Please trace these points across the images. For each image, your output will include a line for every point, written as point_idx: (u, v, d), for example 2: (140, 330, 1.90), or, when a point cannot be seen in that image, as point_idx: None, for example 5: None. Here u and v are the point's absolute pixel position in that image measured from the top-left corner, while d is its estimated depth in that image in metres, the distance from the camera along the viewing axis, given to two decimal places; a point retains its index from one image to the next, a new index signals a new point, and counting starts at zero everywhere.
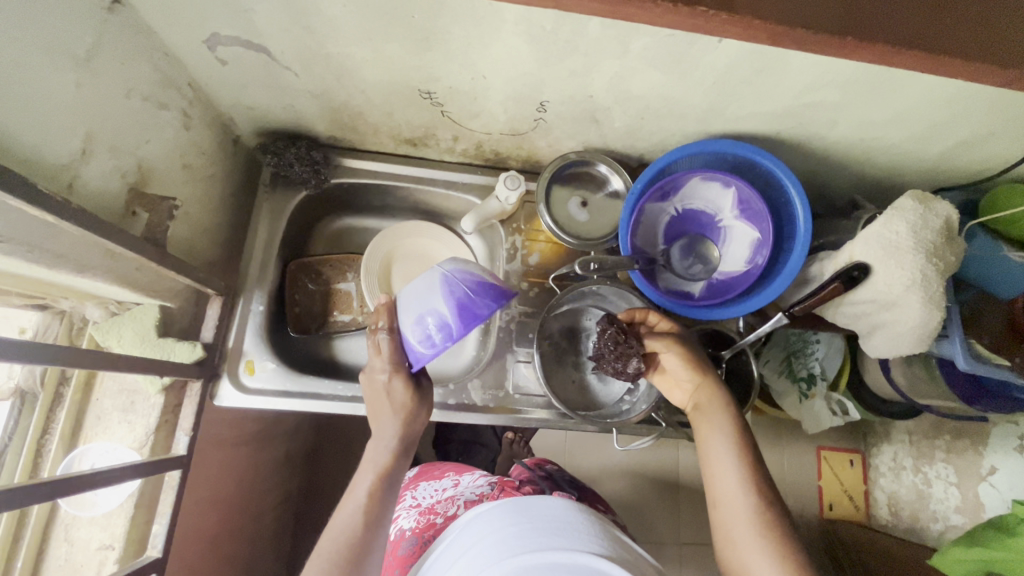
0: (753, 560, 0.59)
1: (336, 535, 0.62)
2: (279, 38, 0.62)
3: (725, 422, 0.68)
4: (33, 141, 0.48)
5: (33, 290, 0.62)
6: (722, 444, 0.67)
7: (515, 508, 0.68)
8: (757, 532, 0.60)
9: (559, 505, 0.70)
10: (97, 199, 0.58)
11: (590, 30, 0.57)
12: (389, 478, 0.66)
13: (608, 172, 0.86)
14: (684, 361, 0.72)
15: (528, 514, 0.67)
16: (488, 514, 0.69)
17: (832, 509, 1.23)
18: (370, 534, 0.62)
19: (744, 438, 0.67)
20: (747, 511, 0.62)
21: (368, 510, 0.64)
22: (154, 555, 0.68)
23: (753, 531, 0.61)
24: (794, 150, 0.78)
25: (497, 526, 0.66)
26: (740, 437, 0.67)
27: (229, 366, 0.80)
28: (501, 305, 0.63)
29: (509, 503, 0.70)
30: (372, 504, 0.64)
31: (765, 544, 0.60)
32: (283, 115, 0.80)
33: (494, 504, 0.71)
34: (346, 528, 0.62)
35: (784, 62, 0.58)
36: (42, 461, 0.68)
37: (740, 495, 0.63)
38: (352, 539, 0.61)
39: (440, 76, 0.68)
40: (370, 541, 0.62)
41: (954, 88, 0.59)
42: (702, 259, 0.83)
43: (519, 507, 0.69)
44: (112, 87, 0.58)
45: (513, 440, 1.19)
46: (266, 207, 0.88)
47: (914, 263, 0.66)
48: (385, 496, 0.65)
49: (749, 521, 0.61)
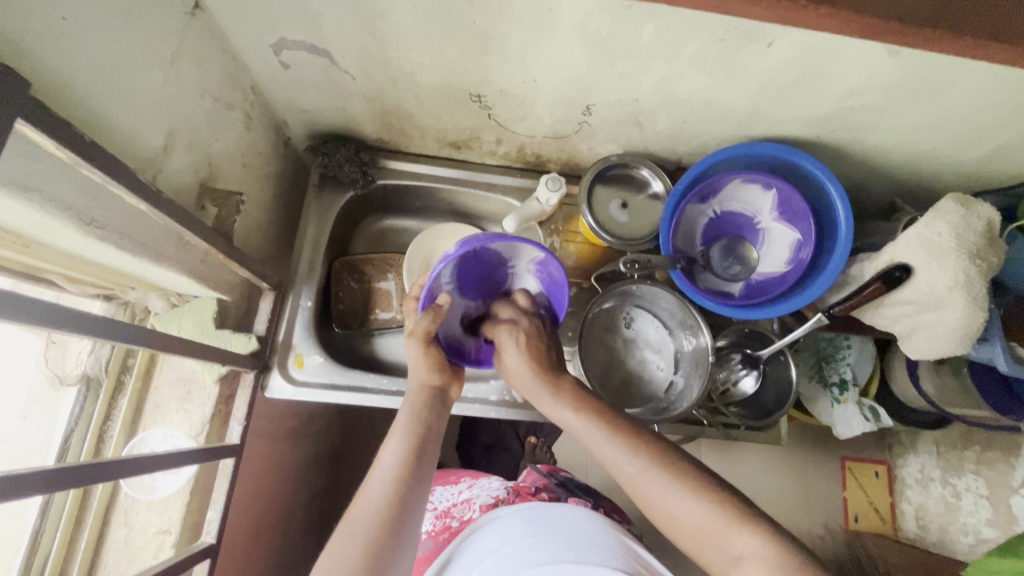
0: (674, 506, 0.55)
1: (362, 517, 0.54)
2: (343, 43, 0.65)
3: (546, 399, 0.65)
4: (127, 134, 0.52)
5: (107, 280, 0.65)
6: (580, 419, 0.63)
7: (530, 518, 0.69)
8: (661, 481, 0.56)
9: (575, 515, 0.71)
10: (175, 191, 0.61)
11: (644, 35, 0.59)
12: (420, 450, 0.60)
13: (649, 176, 0.88)
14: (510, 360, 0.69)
15: (546, 525, 0.68)
16: (504, 525, 0.70)
17: (858, 521, 1.21)
18: (402, 511, 0.55)
19: (567, 396, 0.65)
20: (643, 467, 0.58)
21: (399, 487, 0.56)
22: (208, 540, 0.70)
23: (658, 479, 0.57)
24: (833, 154, 0.79)
25: (514, 536, 0.67)
26: (583, 403, 0.64)
27: (279, 359, 0.83)
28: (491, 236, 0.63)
29: (526, 512, 0.71)
30: (403, 479, 0.57)
31: (679, 486, 0.56)
32: (335, 118, 0.83)
33: (511, 514, 0.72)
34: (372, 508, 0.54)
35: (832, 65, 0.60)
36: (104, 445, 0.71)
37: (625, 458, 0.59)
38: (385, 517, 0.54)
39: (493, 80, 0.71)
40: (403, 518, 0.55)
41: (999, 90, 0.60)
42: (741, 259, 0.84)
43: (538, 517, 0.69)
44: (191, 86, 0.61)
45: (536, 445, 1.16)
46: (314, 207, 0.91)
47: (958, 264, 0.67)
48: (417, 471, 0.58)
49: (653, 474, 0.57)
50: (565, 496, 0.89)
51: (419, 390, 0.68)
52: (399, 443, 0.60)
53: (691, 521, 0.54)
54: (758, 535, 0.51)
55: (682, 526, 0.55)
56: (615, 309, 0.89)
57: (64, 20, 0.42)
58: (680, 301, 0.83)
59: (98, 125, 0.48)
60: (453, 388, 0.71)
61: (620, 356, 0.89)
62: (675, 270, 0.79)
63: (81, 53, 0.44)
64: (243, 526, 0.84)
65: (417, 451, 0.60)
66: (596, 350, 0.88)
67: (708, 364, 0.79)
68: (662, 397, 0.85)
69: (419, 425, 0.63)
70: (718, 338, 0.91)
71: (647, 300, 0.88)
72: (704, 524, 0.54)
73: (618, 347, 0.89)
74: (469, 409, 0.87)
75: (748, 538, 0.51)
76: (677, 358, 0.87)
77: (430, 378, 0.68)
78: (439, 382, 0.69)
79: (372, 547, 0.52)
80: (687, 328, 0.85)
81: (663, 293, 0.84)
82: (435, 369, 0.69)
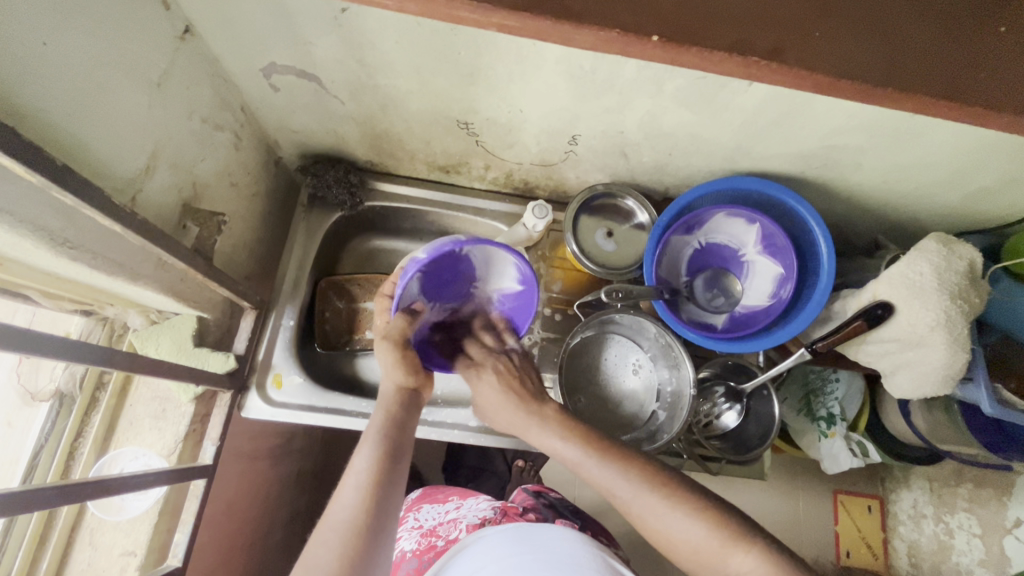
0: (670, 530, 0.54)
1: (336, 525, 0.51)
2: (332, 69, 0.66)
3: (538, 422, 0.63)
4: (107, 157, 0.53)
5: (84, 296, 0.65)
6: (576, 449, 0.60)
7: (518, 537, 0.69)
8: (656, 505, 0.55)
9: (565, 538, 0.69)
10: (156, 210, 0.62)
11: (627, 71, 0.60)
12: (394, 453, 0.56)
13: (635, 206, 0.88)
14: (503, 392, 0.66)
15: (530, 544, 0.67)
16: (489, 543, 0.69)
17: (849, 556, 1.15)
18: (377, 517, 0.51)
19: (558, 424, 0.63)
20: (636, 493, 0.56)
21: (374, 496, 0.52)
22: (175, 563, 0.70)
23: (652, 503, 0.55)
24: (817, 190, 0.80)
25: (498, 556, 0.66)
26: (574, 429, 0.62)
27: (258, 379, 0.83)
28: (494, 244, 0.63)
29: (512, 531, 0.70)
30: (376, 486, 0.53)
31: (672, 508, 0.55)
32: (325, 139, 0.84)
33: (497, 532, 0.71)
34: (347, 514, 0.51)
35: (812, 106, 0.60)
36: (73, 464, 0.70)
37: (620, 485, 0.57)
38: (359, 523, 0.50)
39: (480, 108, 0.72)
40: (380, 526, 0.51)
41: (977, 136, 0.61)
42: (724, 291, 0.85)
43: (522, 536, 0.69)
44: (178, 108, 0.62)
45: (523, 470, 1.12)
46: (303, 226, 0.92)
47: (938, 305, 0.67)
48: (391, 477, 0.54)
49: (648, 500, 0.55)
50: (552, 518, 0.85)
51: (392, 393, 0.62)
52: (372, 449, 0.56)
53: (687, 544, 0.54)
54: (756, 555, 0.52)
55: (680, 545, 0.54)
56: (598, 336, 0.89)
57: (45, 45, 0.43)
58: (663, 332, 0.83)
59: (75, 147, 0.49)
60: (428, 389, 0.66)
61: (600, 384, 0.88)
62: (658, 301, 0.79)
63: (58, 76, 0.45)
64: (216, 545, 0.83)
65: (391, 455, 0.56)
66: (577, 378, 0.88)
67: (687, 398, 0.80)
68: (642, 426, 0.85)
69: (391, 429, 0.59)
70: (701, 369, 0.91)
71: (630, 328, 0.88)
72: (701, 546, 0.53)
73: (599, 376, 0.88)
74: (452, 435, 0.86)
75: (744, 557, 0.52)
76: (658, 390, 0.87)
77: (404, 379, 0.63)
78: (414, 383, 0.64)
79: (348, 555, 0.49)
80: (669, 359, 0.84)
81: (645, 322, 0.84)
82: (407, 372, 0.63)
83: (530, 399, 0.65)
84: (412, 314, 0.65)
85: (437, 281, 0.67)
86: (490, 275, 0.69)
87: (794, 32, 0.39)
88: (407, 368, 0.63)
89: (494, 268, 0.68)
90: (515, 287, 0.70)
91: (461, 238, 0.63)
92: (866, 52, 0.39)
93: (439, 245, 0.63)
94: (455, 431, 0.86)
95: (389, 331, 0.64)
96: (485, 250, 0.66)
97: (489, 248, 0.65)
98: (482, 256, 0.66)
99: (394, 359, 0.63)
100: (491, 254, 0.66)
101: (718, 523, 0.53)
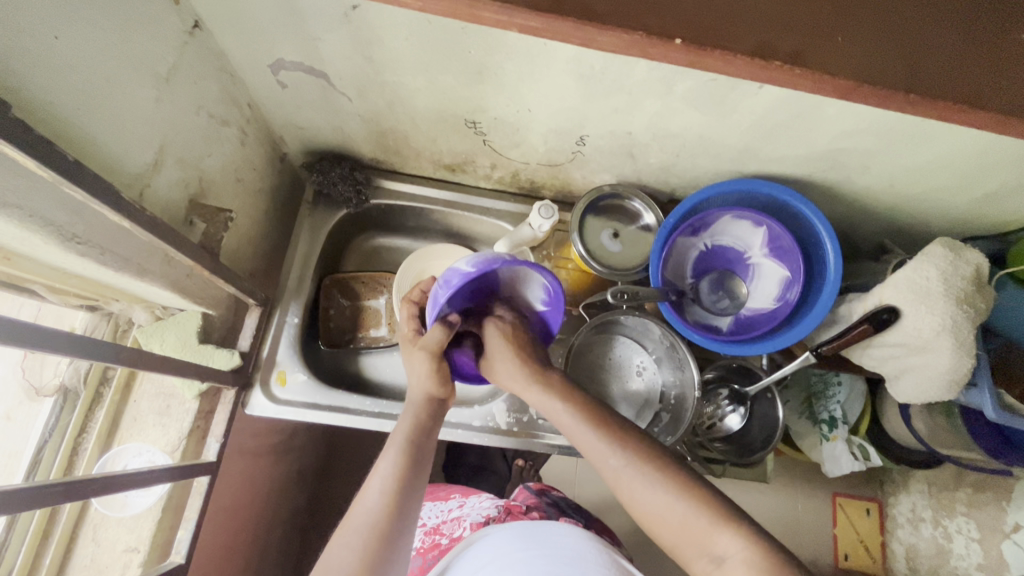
0: (653, 502, 0.54)
1: (359, 526, 0.51)
2: (339, 65, 0.66)
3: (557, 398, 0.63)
4: (116, 151, 0.52)
5: (89, 291, 0.65)
6: (575, 414, 0.61)
7: (522, 534, 0.69)
8: (645, 476, 0.55)
9: (568, 532, 0.70)
10: (163, 206, 0.62)
11: (637, 71, 0.60)
12: (418, 459, 0.57)
13: (641, 207, 0.88)
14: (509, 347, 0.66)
15: (536, 540, 0.68)
16: (494, 540, 0.69)
17: (848, 559, 1.16)
18: (400, 521, 0.52)
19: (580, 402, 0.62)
20: (628, 461, 0.56)
21: (397, 498, 0.53)
22: (177, 560, 0.70)
23: (642, 474, 0.55)
24: (824, 193, 0.80)
25: (504, 552, 0.66)
26: (577, 398, 0.63)
27: (262, 376, 0.82)
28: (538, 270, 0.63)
29: (517, 526, 0.71)
30: (400, 489, 0.53)
31: (663, 483, 0.54)
32: (331, 136, 0.84)
33: (501, 529, 0.71)
34: (371, 517, 0.52)
35: (822, 109, 0.60)
36: (77, 459, 0.70)
37: (610, 453, 0.57)
38: (383, 526, 0.51)
39: (487, 107, 0.72)
40: (401, 529, 0.52)
41: (986, 141, 0.61)
42: (730, 293, 0.85)
43: (528, 532, 0.69)
44: (186, 103, 0.61)
45: (522, 468, 1.14)
46: (307, 223, 0.92)
47: (944, 309, 0.67)
48: (415, 483, 0.55)
49: (638, 470, 0.55)
50: (556, 516, 0.86)
51: (423, 401, 0.62)
52: (398, 452, 0.56)
53: (674, 519, 0.53)
54: (741, 535, 0.50)
55: (665, 522, 0.53)
56: (603, 337, 0.89)
57: (56, 39, 0.43)
58: (668, 333, 0.83)
59: (83, 141, 0.48)
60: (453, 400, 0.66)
61: (604, 385, 0.88)
62: (664, 303, 0.78)
63: (67, 71, 0.45)
64: (217, 541, 0.82)
65: (416, 459, 0.57)
66: (582, 378, 0.88)
67: (692, 399, 0.80)
68: (645, 428, 0.85)
69: (419, 435, 0.59)
70: (706, 370, 0.92)
71: (635, 329, 0.88)
72: (687, 521, 0.52)
73: (603, 377, 0.88)
74: (456, 434, 0.86)
75: (730, 538, 0.50)
76: (663, 392, 0.87)
77: (436, 390, 0.62)
78: (443, 394, 0.63)
79: (371, 557, 0.50)
80: (673, 360, 0.84)
81: (651, 323, 0.84)
82: (443, 383, 0.63)
83: (532, 362, 0.66)
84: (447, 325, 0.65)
85: (469, 294, 0.67)
86: (519, 293, 0.69)
87: (812, 35, 0.39)
88: (439, 379, 0.63)
89: (525, 289, 0.68)
90: (542, 308, 0.70)
91: (496, 257, 0.62)
92: (884, 57, 0.39)
93: (478, 261, 0.63)
94: (458, 429, 0.86)
95: (423, 341, 0.63)
96: (517, 270, 0.65)
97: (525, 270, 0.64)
98: (514, 275, 0.66)
99: (432, 364, 0.62)
100: (523, 274, 0.65)
101: (705, 502, 0.53)
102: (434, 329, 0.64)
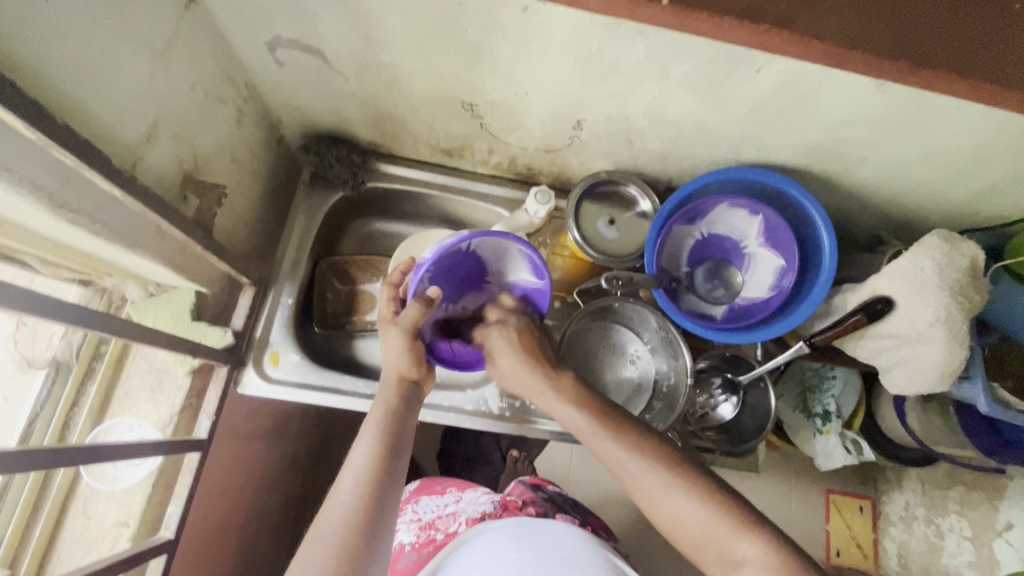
0: (677, 512, 0.53)
1: (334, 519, 0.52)
2: (336, 44, 0.66)
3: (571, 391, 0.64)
4: (109, 121, 0.53)
5: (82, 265, 0.65)
6: (586, 421, 0.61)
7: (517, 534, 0.68)
8: (664, 487, 0.54)
9: (564, 534, 0.69)
10: (156, 179, 0.62)
11: (633, 55, 0.60)
12: (393, 448, 0.58)
13: (637, 194, 0.88)
14: (515, 356, 0.67)
15: (531, 540, 0.67)
16: (490, 540, 0.69)
17: (839, 556, 1.15)
18: (375, 512, 0.53)
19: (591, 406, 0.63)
20: (646, 470, 0.56)
21: (370, 486, 0.54)
22: (167, 535, 0.70)
23: (662, 482, 0.55)
24: (820, 184, 0.80)
25: (499, 553, 0.66)
26: (586, 403, 0.63)
27: (255, 356, 0.83)
28: (535, 254, 0.68)
29: (513, 526, 0.70)
30: (374, 478, 0.54)
31: (684, 491, 0.54)
32: (328, 118, 0.84)
33: (497, 529, 0.71)
34: (344, 510, 0.52)
35: (819, 96, 0.60)
36: (69, 432, 0.71)
37: (629, 460, 0.57)
38: (356, 518, 0.52)
39: (485, 90, 0.72)
40: (376, 517, 0.53)
41: (982, 132, 0.60)
42: (725, 283, 0.84)
43: (523, 531, 0.69)
44: (181, 78, 0.61)
45: (516, 458, 1.12)
46: (304, 206, 0.92)
47: (939, 301, 0.66)
48: (388, 470, 0.56)
49: (657, 478, 0.55)
50: (552, 513, 0.85)
51: (394, 384, 0.64)
52: (370, 443, 0.57)
53: (694, 528, 0.52)
54: (762, 543, 0.49)
55: (686, 531, 0.53)
56: (598, 324, 0.89)
57: (48, 4, 0.43)
58: (657, 320, 0.85)
59: (73, 107, 0.48)
60: (427, 383, 0.67)
61: (598, 373, 0.88)
62: (659, 290, 0.78)
63: (61, 38, 0.45)
64: (208, 521, 0.82)
65: (390, 449, 0.57)
66: (576, 365, 0.87)
67: (686, 388, 0.81)
68: (635, 416, 0.85)
69: (393, 424, 0.60)
70: (699, 360, 0.91)
71: (628, 318, 0.88)
72: (708, 530, 0.52)
73: (595, 365, 0.88)
74: (448, 419, 0.86)
75: (750, 545, 0.50)
76: (656, 382, 0.87)
77: (406, 371, 0.65)
78: (417, 376, 0.65)
79: (347, 548, 0.50)
80: (668, 349, 0.85)
81: (647, 313, 0.85)
82: (414, 363, 0.65)
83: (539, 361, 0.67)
84: (426, 305, 0.64)
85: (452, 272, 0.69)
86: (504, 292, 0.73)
87: (804, 4, 0.38)
88: (413, 359, 0.65)
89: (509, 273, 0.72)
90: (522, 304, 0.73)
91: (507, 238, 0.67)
92: (874, 29, 0.38)
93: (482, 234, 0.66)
94: (451, 415, 0.86)
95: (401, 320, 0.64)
96: (510, 257, 0.70)
97: (514, 254, 0.69)
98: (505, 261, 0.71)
99: (406, 341, 0.64)
100: (499, 247, 0.69)
101: (720, 506, 0.52)
102: (411, 308, 0.64)
